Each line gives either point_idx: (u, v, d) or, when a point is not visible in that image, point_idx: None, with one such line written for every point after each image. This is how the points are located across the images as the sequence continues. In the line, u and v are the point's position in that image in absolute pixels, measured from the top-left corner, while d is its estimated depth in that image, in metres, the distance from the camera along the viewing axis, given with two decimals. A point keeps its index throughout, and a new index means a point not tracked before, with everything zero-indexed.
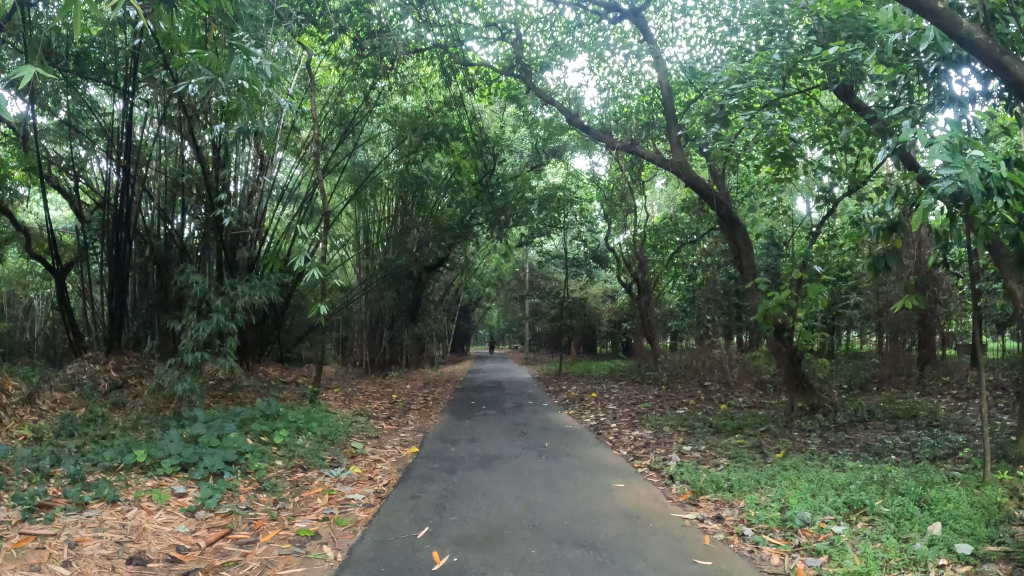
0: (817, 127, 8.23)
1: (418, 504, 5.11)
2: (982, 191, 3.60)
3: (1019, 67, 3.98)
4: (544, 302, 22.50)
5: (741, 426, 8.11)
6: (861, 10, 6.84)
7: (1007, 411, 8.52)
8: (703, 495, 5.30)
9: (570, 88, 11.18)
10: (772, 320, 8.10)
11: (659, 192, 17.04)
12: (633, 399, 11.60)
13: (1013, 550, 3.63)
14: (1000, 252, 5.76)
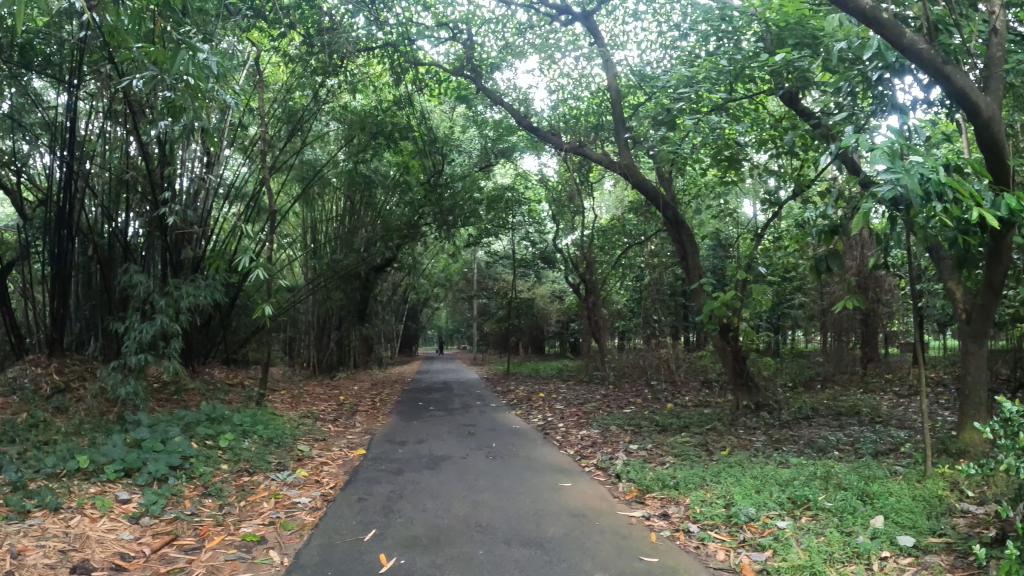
0: (764, 132, 8.44)
1: (365, 506, 5.06)
2: (922, 196, 3.76)
3: (958, 76, 4.46)
4: (493, 302, 22.51)
5: (687, 425, 8.24)
6: (810, 18, 7.00)
7: (943, 408, 8.85)
8: (649, 494, 5.36)
9: (521, 89, 11.23)
10: (717, 320, 8.24)
11: (608, 193, 17.24)
12: (581, 399, 11.60)
13: (953, 541, 3.77)
14: (939, 253, 5.97)
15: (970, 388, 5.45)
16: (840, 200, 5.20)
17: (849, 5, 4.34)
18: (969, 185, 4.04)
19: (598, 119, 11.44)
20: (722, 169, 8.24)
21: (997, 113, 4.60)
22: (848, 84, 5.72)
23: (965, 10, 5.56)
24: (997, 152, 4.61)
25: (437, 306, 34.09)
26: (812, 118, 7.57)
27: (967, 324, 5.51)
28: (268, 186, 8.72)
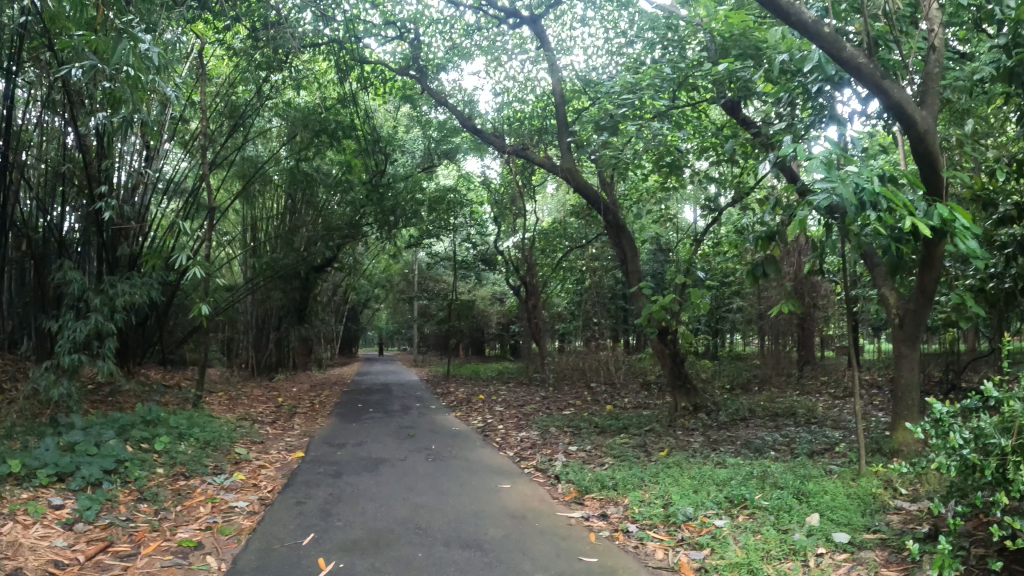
0: (705, 140, 8.65)
1: (303, 510, 4.96)
2: (857, 205, 3.92)
3: (896, 89, 4.70)
4: (434, 304, 22.41)
5: (626, 426, 8.37)
6: (753, 30, 7.20)
7: (873, 409, 9.19)
8: (588, 494, 5.42)
9: (466, 90, 11.21)
10: (656, 323, 8.39)
11: (551, 196, 17.38)
12: (520, 401, 11.64)
13: (887, 537, 3.92)
14: (872, 260, 6.21)
15: (903, 390, 5.69)
16: (779, 207, 5.38)
17: (792, 20, 4.55)
18: (902, 195, 4.22)
19: (543, 123, 11.54)
20: (663, 175, 8.41)
21: (931, 126, 4.85)
22: (789, 94, 5.92)
23: (902, 28, 5.81)
24: (932, 164, 4.84)
25: (377, 307, 33.71)
26: (754, 127, 7.80)
27: (899, 329, 5.74)
28: (208, 182, 8.49)
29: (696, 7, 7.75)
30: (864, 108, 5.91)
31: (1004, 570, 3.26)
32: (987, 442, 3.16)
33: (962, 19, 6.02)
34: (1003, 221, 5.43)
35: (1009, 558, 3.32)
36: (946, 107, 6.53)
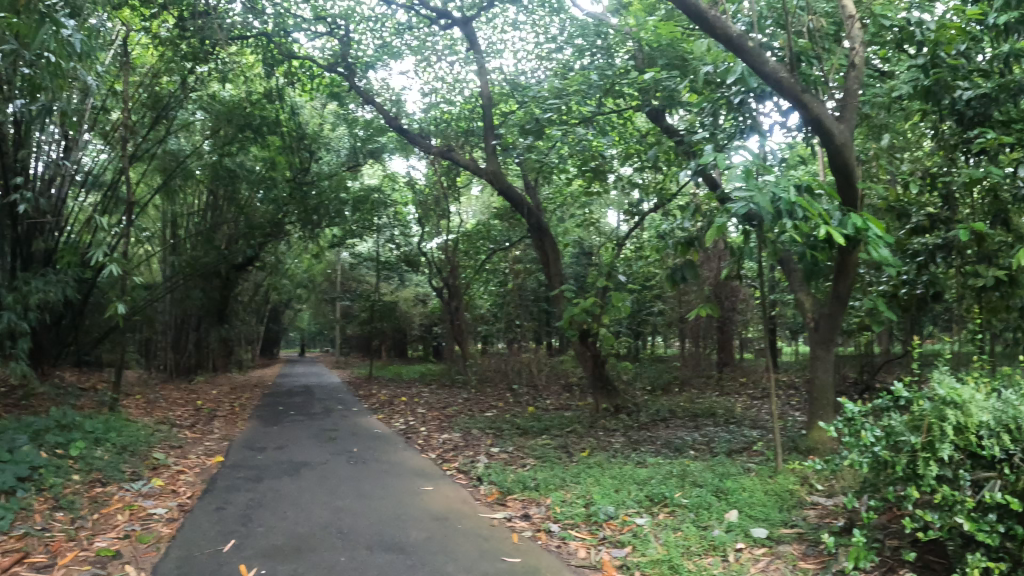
0: (629, 146, 8.90)
1: (223, 516, 4.81)
2: (775, 213, 4.10)
3: (814, 103, 4.99)
4: (357, 305, 22.10)
5: (548, 427, 8.46)
6: (679, 42, 7.41)
7: (788, 409, 9.56)
8: (510, 495, 5.46)
9: (394, 89, 11.12)
10: (577, 326, 8.51)
11: (475, 198, 17.44)
12: (442, 403, 11.61)
13: (804, 531, 4.09)
14: (789, 266, 6.48)
15: (817, 390, 5.94)
16: (701, 213, 5.56)
17: (717, 32, 4.93)
18: (819, 204, 4.42)
19: (470, 125, 11.54)
20: (588, 180, 8.55)
21: (848, 139, 5.10)
22: (713, 104, 6.12)
23: (825, 45, 6.10)
24: (847, 175, 5.10)
25: (297, 307, 32.95)
26: (676, 136, 8.02)
27: (815, 332, 6.00)
28: (128, 176, 8.12)
29: (626, 17, 7.91)
30: (785, 121, 6.19)
31: (913, 559, 3.45)
32: (898, 439, 3.34)
33: (882, 39, 6.33)
34: (916, 231, 5.73)
35: (920, 549, 3.52)
36: (864, 121, 6.83)
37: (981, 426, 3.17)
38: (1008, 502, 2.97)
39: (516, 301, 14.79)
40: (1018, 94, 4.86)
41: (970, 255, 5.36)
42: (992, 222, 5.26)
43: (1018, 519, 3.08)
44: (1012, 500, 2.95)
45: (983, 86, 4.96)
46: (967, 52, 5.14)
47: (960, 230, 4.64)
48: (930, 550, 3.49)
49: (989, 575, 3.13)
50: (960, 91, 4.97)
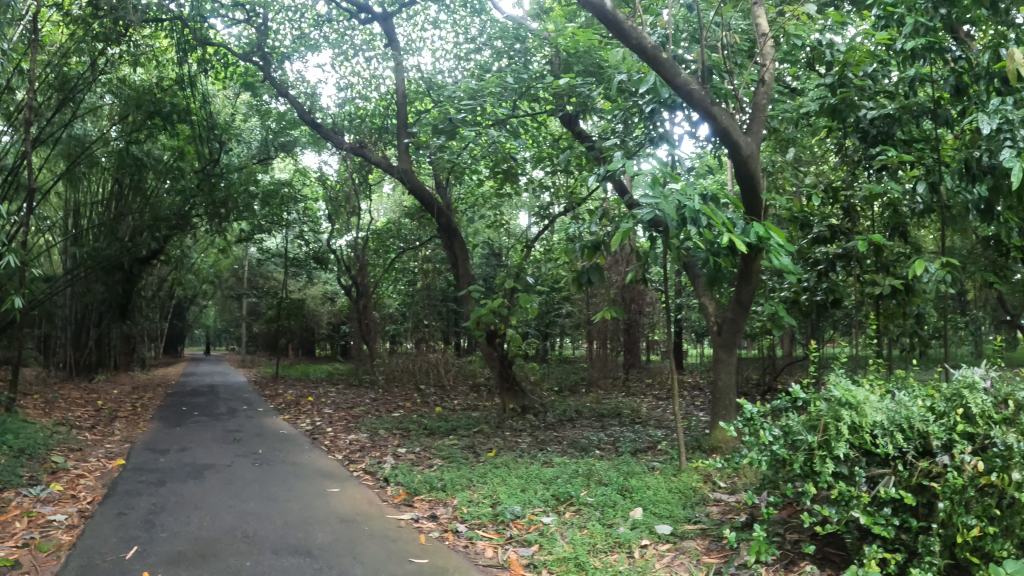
0: (541, 150, 9.00)
1: (125, 521, 4.58)
2: (678, 221, 4.24)
3: (722, 115, 5.18)
4: (263, 302, 21.49)
5: (455, 427, 8.43)
6: (596, 50, 7.55)
7: (692, 410, 9.90)
8: (417, 495, 5.39)
9: (310, 81, 10.87)
10: (484, 327, 8.57)
11: (386, 196, 17.29)
12: (349, 403, 11.44)
13: (707, 527, 4.23)
14: (694, 271, 6.70)
15: (719, 392, 6.11)
16: (608, 219, 5.67)
17: (633, 43, 5.01)
18: (723, 213, 4.61)
19: (383, 122, 11.20)
20: (498, 182, 8.56)
21: (754, 152, 5.32)
22: (624, 112, 6.44)
23: (738, 61, 6.37)
24: (752, 186, 5.31)
25: (202, 304, 31.77)
26: (588, 142, 8.14)
27: (718, 335, 6.22)
28: (29, 161, 7.59)
29: (546, 22, 7.97)
30: (693, 132, 6.41)
31: (813, 551, 3.63)
32: (795, 438, 3.49)
33: (795, 57, 6.61)
34: (817, 241, 6.02)
35: (819, 542, 3.71)
36: (775, 135, 7.12)
37: (876, 426, 3.34)
38: (901, 496, 3.16)
39: (424, 302, 14.97)
40: (919, 115, 5.18)
41: (868, 265, 5.67)
42: (890, 235, 5.58)
43: (911, 513, 3.28)
44: (905, 494, 3.15)
45: (886, 106, 5.27)
46: (874, 74, 5.41)
47: (859, 241, 4.94)
48: (829, 543, 3.70)
49: (885, 565, 3.34)
50: (865, 110, 5.27)
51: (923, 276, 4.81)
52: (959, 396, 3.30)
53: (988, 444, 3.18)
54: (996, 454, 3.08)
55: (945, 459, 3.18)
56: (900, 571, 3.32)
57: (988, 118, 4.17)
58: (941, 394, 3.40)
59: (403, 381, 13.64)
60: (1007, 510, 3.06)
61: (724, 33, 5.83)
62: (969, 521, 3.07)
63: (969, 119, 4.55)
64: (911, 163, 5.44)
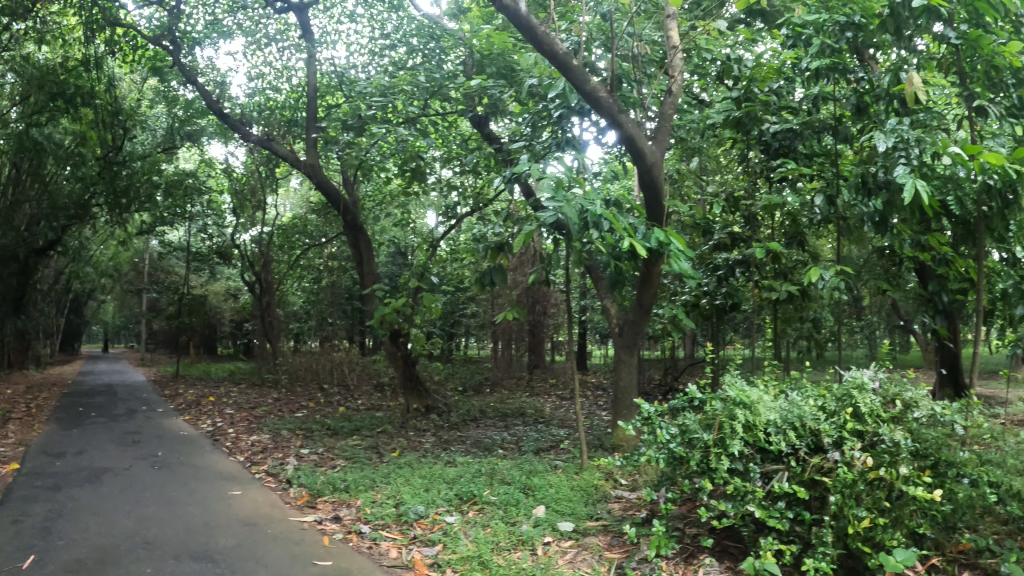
0: (452, 149, 8.92)
1: (18, 530, 4.32)
2: (582, 224, 4.33)
3: (628, 123, 5.37)
4: (164, 298, 20.60)
5: (358, 427, 8.26)
6: (510, 53, 7.64)
7: (594, 410, 10.08)
8: (321, 496, 5.23)
9: (220, 69, 10.52)
10: (388, 326, 8.48)
11: (294, 190, 16.89)
12: (251, 403, 11.10)
13: (609, 523, 4.29)
14: (597, 273, 6.77)
15: (621, 392, 6.28)
16: (512, 220, 5.69)
17: (545, 49, 5.08)
18: (627, 219, 4.70)
19: (293, 114, 10.81)
20: (406, 180, 8.49)
21: (657, 160, 5.53)
22: (534, 115, 6.40)
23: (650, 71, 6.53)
24: (656, 193, 5.55)
25: (98, 298, 30.18)
26: (497, 143, 8.16)
27: (619, 337, 6.40)
28: None
29: (461, 22, 7.91)
30: (599, 139, 6.58)
31: (712, 545, 3.78)
32: (692, 436, 3.63)
33: (705, 70, 6.84)
34: (719, 247, 6.24)
35: (717, 535, 3.85)
36: (682, 144, 7.42)
37: (770, 424, 3.52)
38: (795, 491, 3.33)
39: (329, 297, 14.60)
40: (820, 131, 5.46)
41: (767, 271, 5.92)
42: (788, 243, 5.88)
43: (805, 506, 3.46)
44: (798, 488, 3.32)
45: (789, 121, 5.55)
46: (780, 90, 5.68)
47: (757, 248, 5.22)
48: (728, 536, 3.85)
49: (782, 555, 3.50)
50: (769, 124, 5.60)
51: (819, 283, 5.06)
52: (849, 396, 3.55)
53: (876, 440, 3.43)
54: (884, 449, 3.36)
55: (836, 456, 3.37)
56: (795, 562, 3.48)
57: (884, 137, 4.45)
58: (832, 394, 3.63)
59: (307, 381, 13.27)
60: (895, 502, 3.32)
61: (636, 44, 6.00)
62: (860, 513, 3.25)
63: (867, 138, 4.84)
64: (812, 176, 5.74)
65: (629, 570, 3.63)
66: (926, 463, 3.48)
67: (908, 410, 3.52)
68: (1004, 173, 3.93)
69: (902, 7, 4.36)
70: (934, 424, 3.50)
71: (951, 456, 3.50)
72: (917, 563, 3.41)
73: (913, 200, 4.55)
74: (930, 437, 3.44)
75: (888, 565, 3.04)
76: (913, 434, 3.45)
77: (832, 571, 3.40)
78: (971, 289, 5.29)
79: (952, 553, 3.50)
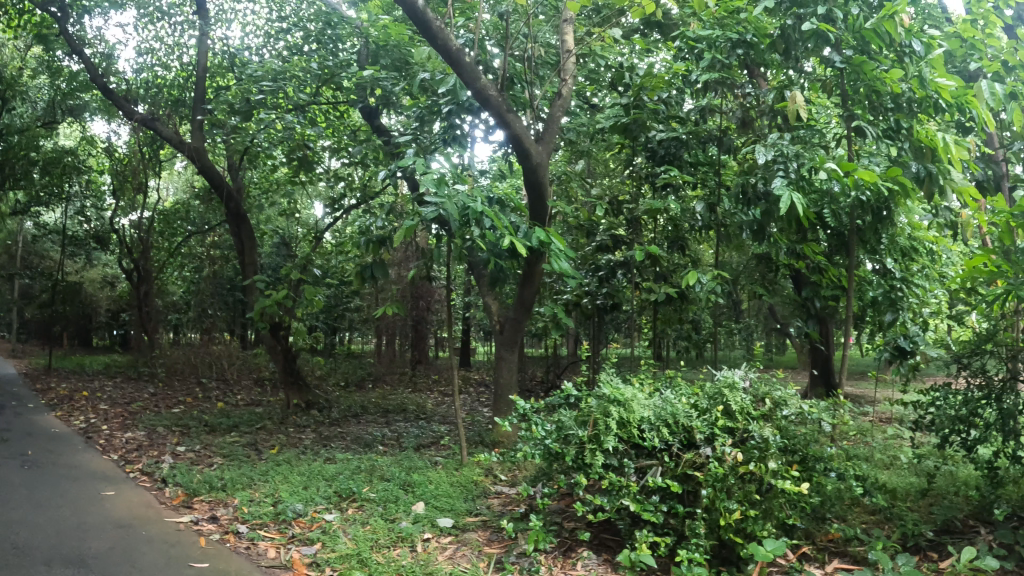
0: (341, 139, 8.75)
1: None
2: (463, 220, 4.37)
3: (516, 123, 5.50)
4: (34, 284, 19.24)
5: (236, 423, 7.95)
6: (405, 46, 7.48)
7: (476, 406, 10.11)
8: (197, 496, 5.01)
9: (109, 41, 9.90)
10: (268, 318, 8.22)
11: (178, 173, 16.05)
12: (125, 398, 10.51)
13: (488, 519, 4.32)
14: (478, 271, 6.76)
15: (501, 389, 6.32)
16: (395, 215, 5.65)
17: (439, 44, 5.08)
18: (509, 217, 4.88)
19: (181, 94, 10.21)
20: (293, 169, 8.25)
21: (543, 162, 5.76)
22: (422, 109, 6.32)
23: (541, 73, 6.70)
24: (540, 192, 5.74)
25: None
26: (386, 137, 8.07)
27: (500, 334, 6.44)
28: None
29: (360, 11, 7.90)
30: (486, 138, 6.61)
31: (590, 538, 3.87)
32: (567, 432, 3.71)
33: (598, 76, 6.97)
34: (601, 249, 6.37)
35: (595, 529, 3.95)
36: (571, 147, 7.56)
37: (643, 421, 3.64)
38: (668, 485, 3.44)
39: (211, 289, 14.22)
40: (705, 141, 5.73)
41: (649, 274, 6.11)
42: (670, 247, 6.08)
43: (678, 499, 3.58)
44: (671, 482, 3.43)
45: (675, 130, 5.73)
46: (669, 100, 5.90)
47: (639, 251, 5.42)
48: (604, 529, 3.95)
49: (656, 547, 3.61)
50: (655, 132, 5.75)
51: (697, 286, 5.27)
52: (720, 394, 3.72)
53: (746, 437, 3.61)
54: (754, 445, 3.54)
55: (708, 451, 3.51)
56: (669, 553, 3.60)
57: (763, 149, 4.65)
58: (704, 393, 3.79)
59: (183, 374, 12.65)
60: (765, 494, 3.49)
61: (529, 46, 6.09)
62: (731, 505, 3.39)
63: (749, 150, 5.05)
64: (695, 185, 6.01)
65: (508, 565, 3.65)
66: (795, 458, 3.68)
67: (777, 408, 3.72)
68: (875, 189, 4.18)
69: (792, 29, 4.60)
70: (802, 421, 3.71)
71: (817, 451, 3.71)
72: (787, 551, 3.62)
73: (790, 210, 4.79)
74: (796, 433, 3.66)
75: (759, 554, 3.19)
76: (781, 431, 3.65)
77: (705, 562, 3.54)
78: (841, 296, 5.62)
79: (819, 542, 3.74)
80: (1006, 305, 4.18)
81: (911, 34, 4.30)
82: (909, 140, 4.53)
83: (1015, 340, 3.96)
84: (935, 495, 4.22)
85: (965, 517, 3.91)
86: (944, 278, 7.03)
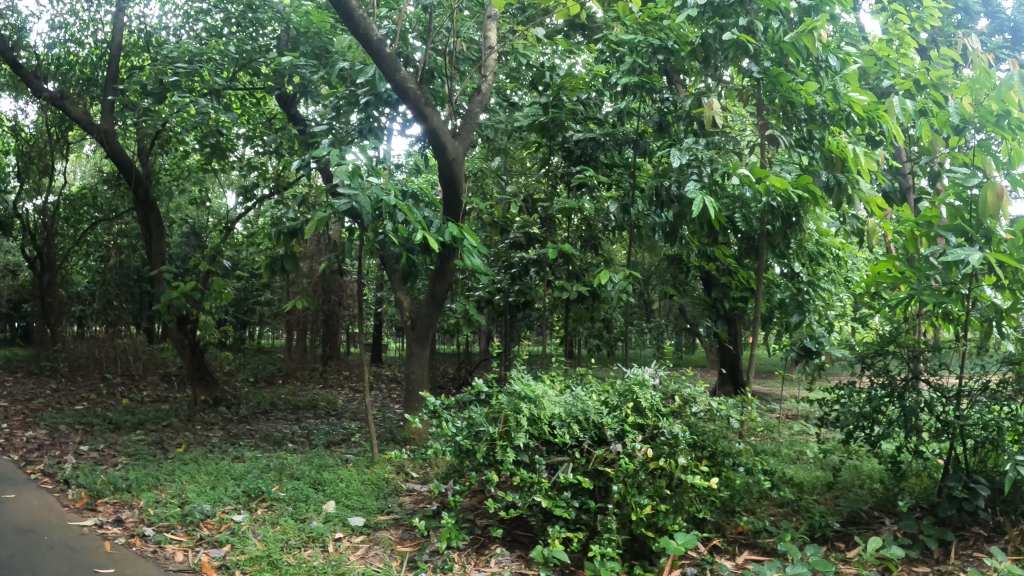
0: (257, 128, 8.53)
1: None
2: (375, 211, 4.33)
3: (433, 116, 5.48)
4: None
5: (143, 421, 7.64)
6: (327, 33, 7.32)
7: (389, 403, 10.00)
8: (101, 498, 4.79)
9: (20, 13, 9.40)
10: (175, 310, 7.94)
11: (87, 157, 15.29)
12: (24, 395, 9.96)
13: (400, 517, 4.29)
14: (390, 265, 6.68)
15: (412, 385, 6.28)
16: (308, 206, 5.53)
17: (360, 33, 5.00)
18: (422, 211, 4.86)
19: (93, 73, 9.76)
20: (205, 156, 7.99)
21: (459, 157, 5.76)
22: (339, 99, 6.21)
23: (463, 68, 6.70)
24: (455, 187, 5.75)
25: None
26: (301, 126, 7.86)
27: (412, 329, 6.39)
28: None
29: None
30: (404, 131, 6.56)
31: (503, 535, 3.89)
32: (478, 429, 3.73)
33: (518, 74, 7.03)
34: (516, 246, 6.41)
35: (507, 525, 3.97)
36: (488, 143, 7.58)
37: (554, 417, 3.69)
38: (579, 481, 3.49)
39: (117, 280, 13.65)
40: (622, 143, 5.82)
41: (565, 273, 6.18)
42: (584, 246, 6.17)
43: (590, 495, 3.64)
44: (582, 478, 3.48)
45: (592, 131, 5.90)
46: (588, 100, 5.99)
47: (553, 250, 5.49)
48: (517, 526, 3.98)
49: (569, 543, 3.65)
50: (572, 131, 5.90)
51: (609, 285, 5.36)
52: (631, 391, 3.78)
53: (656, 432, 3.69)
54: (664, 441, 3.61)
55: (618, 448, 3.57)
56: (582, 548, 3.65)
57: (678, 153, 4.75)
58: (615, 389, 3.84)
59: (88, 370, 12.09)
60: (676, 489, 3.59)
61: (452, 40, 6.09)
62: (642, 500, 3.47)
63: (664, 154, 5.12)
64: (610, 185, 6.15)
65: (421, 563, 3.63)
66: (704, 453, 3.79)
67: (687, 405, 3.80)
68: (785, 195, 4.33)
69: (713, 38, 4.68)
70: (710, 418, 3.82)
71: (726, 447, 3.83)
72: (698, 544, 3.72)
73: (703, 212, 4.92)
74: (705, 429, 3.77)
75: (670, 548, 3.26)
76: (690, 427, 3.75)
77: (618, 555, 3.60)
78: (750, 296, 5.83)
79: (730, 534, 3.86)
80: (908, 309, 4.38)
81: (827, 50, 4.40)
82: (820, 149, 4.70)
83: (915, 342, 4.18)
84: (841, 488, 4.41)
85: (870, 508, 4.10)
86: (848, 282, 7.33)
